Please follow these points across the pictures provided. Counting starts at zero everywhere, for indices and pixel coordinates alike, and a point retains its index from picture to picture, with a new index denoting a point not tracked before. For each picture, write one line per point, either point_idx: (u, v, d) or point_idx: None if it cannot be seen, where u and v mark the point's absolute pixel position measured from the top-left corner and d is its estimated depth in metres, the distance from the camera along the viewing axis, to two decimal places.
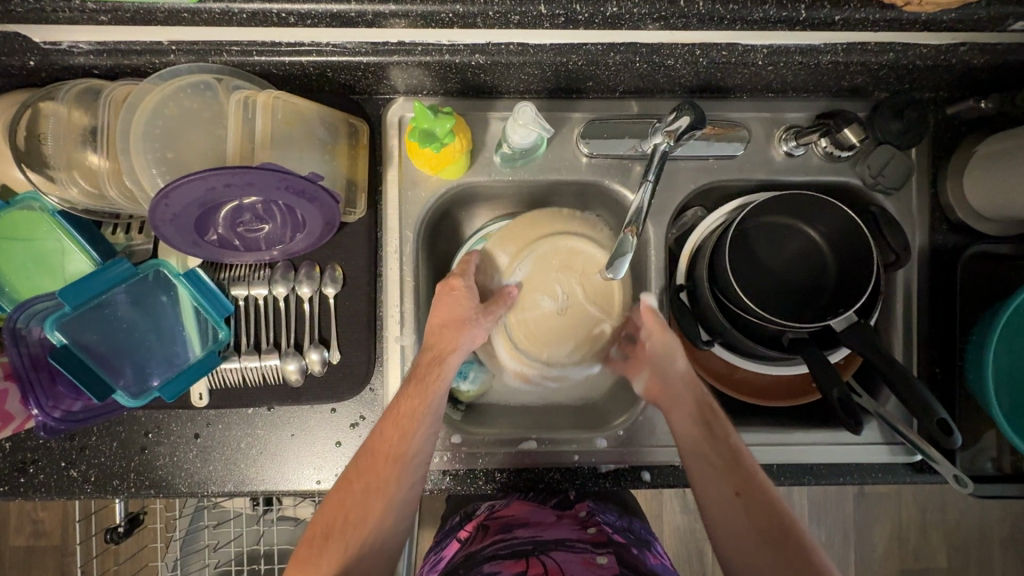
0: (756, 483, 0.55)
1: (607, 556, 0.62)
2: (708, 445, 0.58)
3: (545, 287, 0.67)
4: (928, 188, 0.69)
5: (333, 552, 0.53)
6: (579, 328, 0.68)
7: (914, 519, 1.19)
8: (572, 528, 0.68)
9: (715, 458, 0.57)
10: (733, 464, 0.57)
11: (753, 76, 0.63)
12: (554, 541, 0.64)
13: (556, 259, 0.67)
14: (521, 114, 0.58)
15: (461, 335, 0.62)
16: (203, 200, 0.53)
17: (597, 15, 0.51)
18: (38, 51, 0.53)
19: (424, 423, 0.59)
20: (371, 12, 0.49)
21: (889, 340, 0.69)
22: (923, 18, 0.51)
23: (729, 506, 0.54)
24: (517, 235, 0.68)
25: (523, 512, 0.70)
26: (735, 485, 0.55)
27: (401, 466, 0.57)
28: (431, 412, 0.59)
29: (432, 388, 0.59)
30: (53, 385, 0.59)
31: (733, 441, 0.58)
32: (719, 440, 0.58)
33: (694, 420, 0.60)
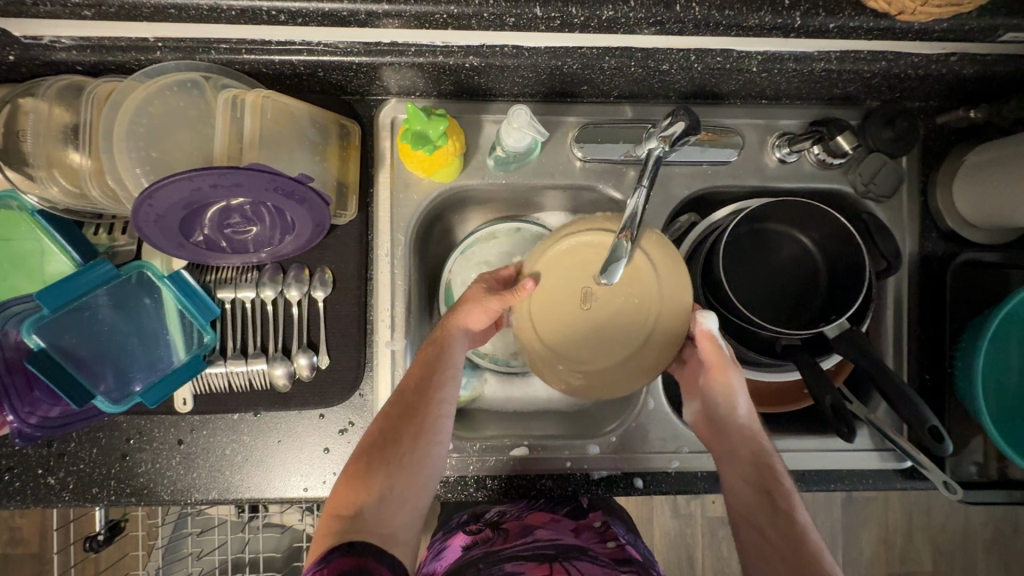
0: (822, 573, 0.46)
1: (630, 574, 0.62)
2: (765, 518, 0.50)
3: (568, 289, 0.54)
4: (919, 196, 0.70)
5: (376, 476, 0.50)
6: (618, 344, 0.54)
7: (901, 524, 1.20)
8: (592, 539, 0.67)
9: (765, 525, 0.50)
10: (790, 542, 0.48)
11: (747, 83, 0.63)
12: (577, 550, 0.64)
13: (581, 256, 0.54)
14: (518, 119, 0.57)
15: (462, 309, 0.57)
16: (189, 201, 0.51)
17: (592, 19, 0.50)
18: (19, 46, 0.52)
19: (450, 370, 0.56)
20: (364, 11, 0.48)
21: (879, 347, 0.69)
22: (916, 28, 0.51)
23: None
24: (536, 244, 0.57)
25: (545, 519, 0.69)
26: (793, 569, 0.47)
27: (433, 399, 0.54)
28: (452, 358, 0.56)
29: (454, 339, 0.57)
30: (29, 391, 0.57)
31: (799, 520, 0.50)
32: (779, 514, 0.50)
33: (753, 488, 0.52)
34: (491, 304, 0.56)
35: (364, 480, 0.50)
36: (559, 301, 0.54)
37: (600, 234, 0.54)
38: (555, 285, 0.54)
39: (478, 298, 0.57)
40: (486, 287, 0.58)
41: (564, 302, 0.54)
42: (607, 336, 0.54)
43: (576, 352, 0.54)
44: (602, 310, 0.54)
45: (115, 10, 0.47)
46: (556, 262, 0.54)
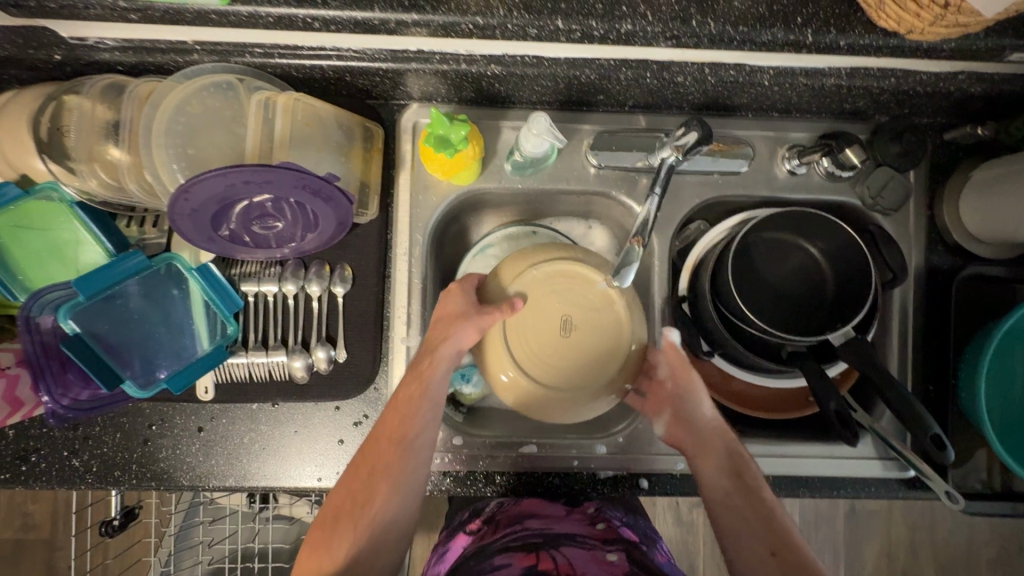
0: (792, 542, 0.51)
1: (617, 554, 0.60)
2: (741, 500, 0.54)
3: (548, 314, 0.57)
4: (926, 210, 0.71)
5: (342, 533, 0.53)
6: (565, 370, 0.58)
7: (904, 537, 1.20)
8: (582, 523, 0.65)
9: (747, 516, 0.53)
10: (766, 522, 0.53)
11: (759, 96, 0.65)
12: (565, 536, 0.61)
13: (567, 285, 0.58)
14: (536, 124, 0.59)
15: (452, 324, 0.57)
16: (222, 196, 0.54)
17: (612, 31, 0.52)
18: (65, 46, 0.55)
19: (424, 410, 0.57)
20: (394, 20, 0.51)
21: (884, 358, 0.70)
22: (924, 46, 0.53)
23: (763, 565, 0.50)
24: (508, 263, 0.60)
25: (537, 506, 0.68)
26: (770, 545, 0.51)
27: (405, 449, 0.56)
28: (430, 398, 0.57)
29: (432, 373, 0.57)
30: (63, 373, 0.59)
31: (765, 496, 0.55)
32: (753, 495, 0.54)
33: (728, 476, 0.56)
34: (479, 319, 0.56)
35: (328, 544, 0.53)
36: (537, 322, 0.57)
37: (572, 265, 0.58)
38: (536, 305, 0.57)
39: (467, 317, 0.57)
40: (469, 304, 0.58)
41: (542, 325, 0.57)
42: (575, 360, 0.58)
43: (539, 369, 0.57)
44: (577, 337, 0.58)
45: (161, 14, 0.50)
46: (540, 288, 0.58)
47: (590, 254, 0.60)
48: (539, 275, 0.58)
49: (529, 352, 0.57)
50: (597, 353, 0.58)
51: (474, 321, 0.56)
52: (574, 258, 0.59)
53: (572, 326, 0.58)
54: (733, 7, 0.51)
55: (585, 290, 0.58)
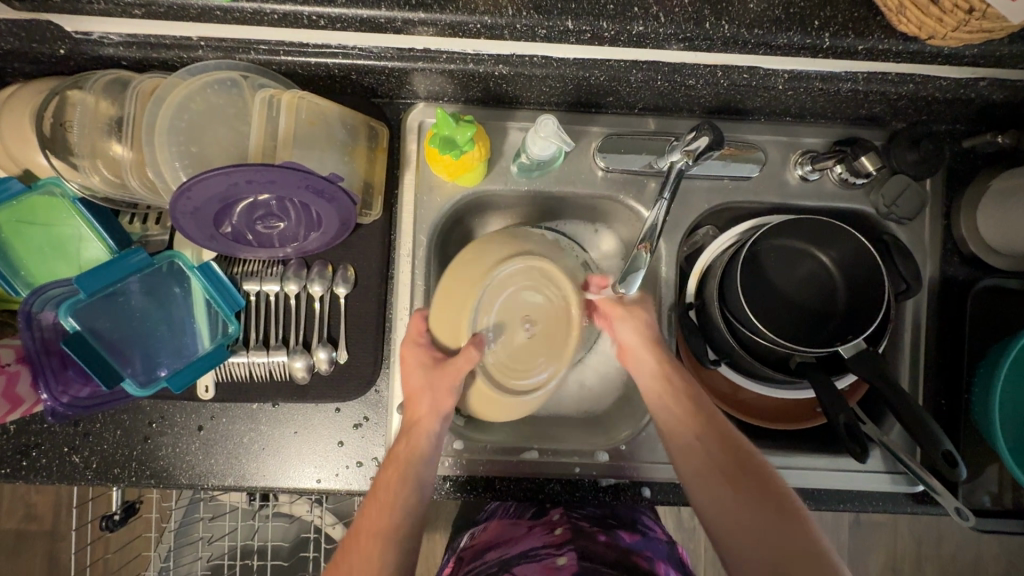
0: (715, 425, 0.60)
1: (567, 556, 0.59)
2: (671, 398, 0.62)
3: (507, 319, 0.61)
4: (942, 219, 0.69)
5: None
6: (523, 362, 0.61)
7: (910, 550, 1.18)
8: (541, 533, 0.64)
9: (681, 416, 0.61)
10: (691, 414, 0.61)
11: (772, 100, 0.64)
12: (519, 556, 0.60)
13: (520, 282, 0.60)
14: (542, 126, 0.58)
15: (421, 402, 0.60)
16: (223, 195, 0.53)
17: (623, 33, 0.51)
18: (69, 40, 0.54)
19: (406, 491, 0.57)
20: (401, 18, 0.50)
21: (896, 370, 0.69)
22: (945, 52, 0.51)
23: (691, 448, 0.59)
24: (445, 309, 0.60)
25: (497, 534, 0.67)
26: (695, 430, 0.60)
27: (381, 539, 0.55)
28: (405, 483, 0.58)
29: (408, 451, 0.59)
30: (63, 370, 0.59)
31: (691, 386, 0.63)
32: (679, 390, 0.62)
33: (659, 379, 0.63)
34: (443, 382, 0.58)
35: None
36: (497, 330, 0.61)
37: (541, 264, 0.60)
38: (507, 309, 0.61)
39: (435, 383, 0.59)
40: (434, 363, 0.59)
41: (506, 331, 0.61)
42: (543, 352, 0.62)
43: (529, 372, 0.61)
44: (540, 334, 0.62)
45: (165, 10, 0.49)
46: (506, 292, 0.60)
47: (514, 236, 0.62)
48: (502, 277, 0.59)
49: (509, 361, 0.61)
50: (559, 322, 0.62)
51: (440, 386, 0.58)
52: (506, 256, 0.60)
53: (533, 325, 0.62)
54: (749, 9, 0.50)
55: (525, 279, 0.60)
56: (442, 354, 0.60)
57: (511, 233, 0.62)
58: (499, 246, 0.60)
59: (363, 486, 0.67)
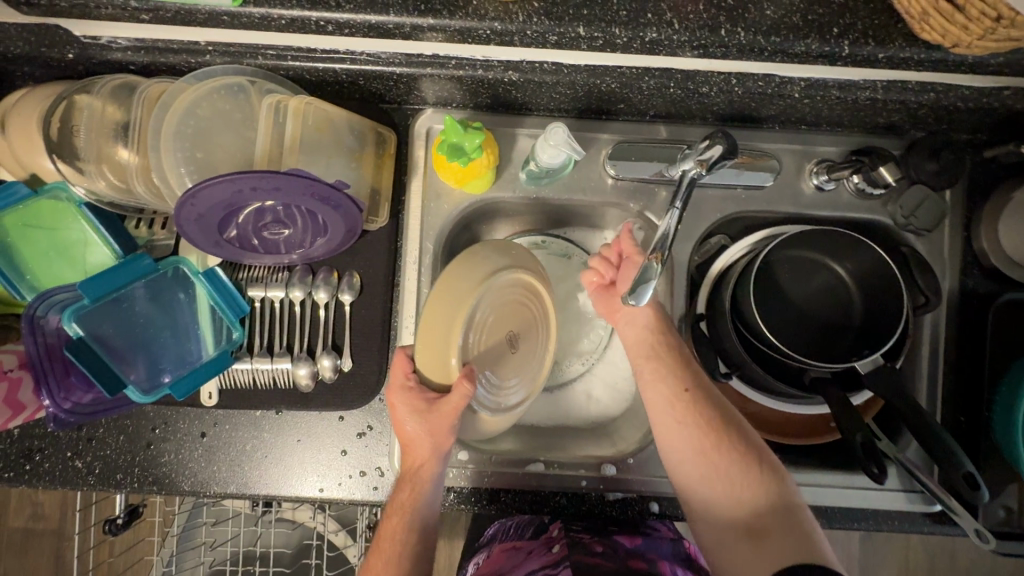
0: (701, 381, 0.61)
1: None
2: (663, 348, 0.61)
3: (495, 338, 0.60)
4: (962, 231, 0.67)
5: None
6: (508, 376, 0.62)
7: (924, 568, 1.16)
8: (539, 554, 0.62)
9: (671, 367, 0.60)
10: (678, 366, 0.61)
11: (787, 108, 0.62)
12: None
13: (509, 293, 0.60)
14: (554, 136, 0.57)
15: (416, 449, 0.56)
16: (229, 203, 0.52)
17: (635, 40, 0.50)
18: (78, 45, 0.54)
19: (411, 540, 0.56)
20: (409, 24, 0.49)
21: (913, 385, 0.67)
22: (969, 61, 0.49)
23: (679, 398, 0.59)
24: (430, 345, 0.54)
25: (499, 561, 0.64)
26: (684, 381, 0.60)
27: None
28: (411, 537, 0.56)
29: (410, 497, 0.57)
30: (66, 377, 0.58)
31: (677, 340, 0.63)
32: (670, 342, 0.62)
33: (647, 329, 0.62)
34: (439, 423, 0.54)
35: None
36: (482, 352, 0.59)
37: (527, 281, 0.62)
38: (498, 324, 0.60)
39: (428, 423, 0.54)
40: (427, 402, 0.55)
41: (497, 349, 0.60)
42: (523, 367, 0.63)
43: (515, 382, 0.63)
44: (522, 348, 0.63)
45: (172, 15, 0.49)
46: (497, 310, 0.59)
47: (486, 257, 0.58)
48: (488, 289, 0.57)
49: (499, 378, 0.61)
50: (537, 330, 0.65)
51: (439, 428, 0.54)
52: (482, 280, 0.56)
53: (516, 337, 0.62)
54: (766, 15, 0.49)
55: (506, 293, 0.60)
56: (435, 394, 0.55)
57: (483, 252, 0.58)
58: (475, 268, 0.56)
59: (365, 496, 0.66)
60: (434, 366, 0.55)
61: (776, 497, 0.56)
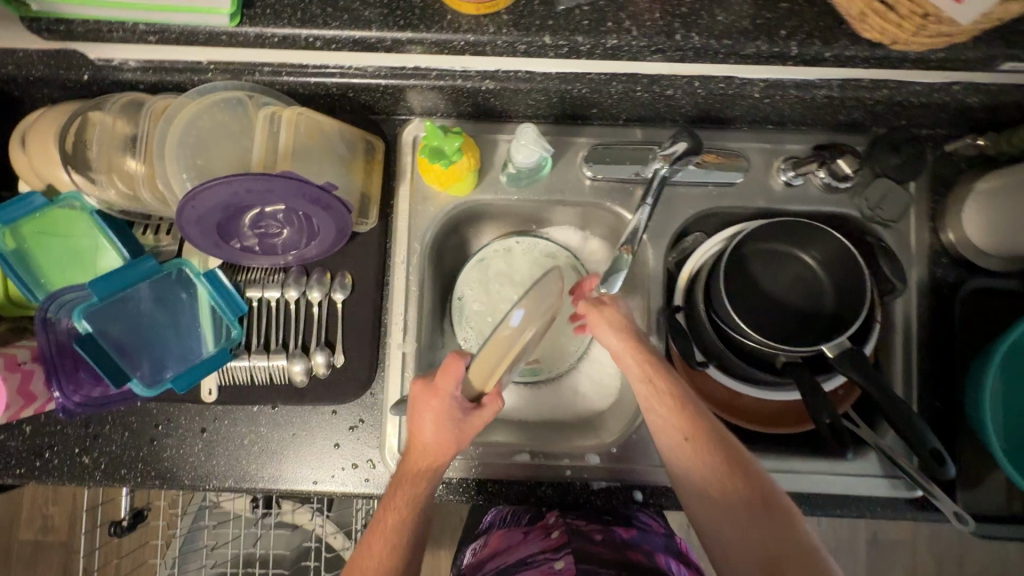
0: (703, 428, 0.55)
1: (563, 560, 0.59)
2: (658, 400, 0.56)
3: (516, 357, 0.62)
4: (928, 222, 0.70)
5: None
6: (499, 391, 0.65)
7: (931, 568, 1.18)
8: (538, 540, 0.64)
9: (669, 418, 0.56)
10: (677, 414, 0.55)
11: (751, 109, 0.66)
12: (517, 564, 0.62)
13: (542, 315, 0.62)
14: (525, 134, 0.61)
15: (429, 454, 0.56)
16: (227, 204, 0.56)
17: (598, 46, 0.54)
18: (93, 67, 0.60)
19: (407, 533, 0.55)
20: (390, 38, 0.53)
21: (889, 373, 0.69)
22: (911, 57, 0.53)
23: (680, 451, 0.55)
24: (488, 357, 0.55)
25: (497, 544, 0.68)
26: (684, 433, 0.55)
27: None
28: (404, 537, 0.55)
29: (412, 501, 0.56)
30: (75, 372, 0.62)
31: (677, 380, 0.57)
32: (664, 390, 0.56)
33: (644, 377, 0.57)
34: (467, 435, 0.56)
35: None
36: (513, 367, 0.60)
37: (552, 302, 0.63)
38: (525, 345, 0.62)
39: (457, 434, 0.55)
40: (463, 411, 0.55)
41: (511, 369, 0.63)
42: None
43: None
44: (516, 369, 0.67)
45: (176, 36, 0.54)
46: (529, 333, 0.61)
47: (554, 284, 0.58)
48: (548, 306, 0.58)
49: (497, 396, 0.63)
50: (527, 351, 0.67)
51: (467, 436, 0.56)
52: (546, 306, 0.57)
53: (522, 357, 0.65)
54: (718, 21, 0.53)
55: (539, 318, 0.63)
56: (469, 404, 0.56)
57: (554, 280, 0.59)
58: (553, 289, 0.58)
59: (357, 488, 0.68)
60: (482, 380, 0.56)
61: (791, 537, 0.51)
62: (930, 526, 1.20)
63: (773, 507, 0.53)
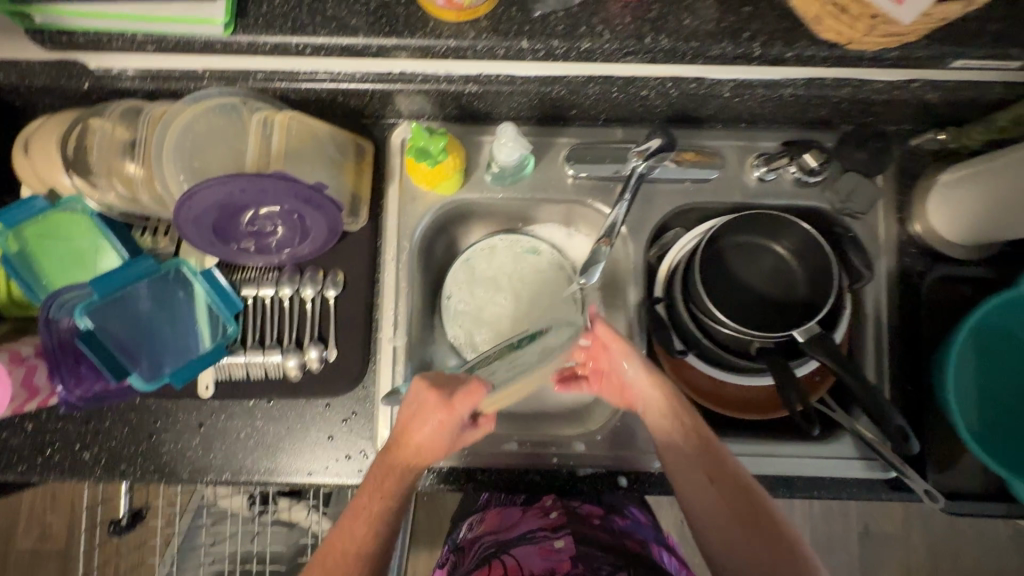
0: (726, 467, 0.58)
1: (563, 539, 0.66)
2: (682, 438, 0.60)
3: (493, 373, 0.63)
4: (896, 214, 0.73)
5: None
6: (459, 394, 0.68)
7: (920, 558, 1.20)
8: (537, 518, 0.71)
9: (692, 456, 0.59)
10: (699, 452, 0.59)
11: (723, 108, 0.69)
12: (517, 538, 0.68)
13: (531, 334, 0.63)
14: (505, 134, 0.64)
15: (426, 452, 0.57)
16: (222, 204, 0.59)
17: (572, 49, 0.57)
18: (93, 76, 0.63)
19: (385, 515, 0.57)
20: (376, 44, 0.57)
21: (861, 359, 0.71)
22: (867, 56, 0.56)
23: (702, 489, 0.57)
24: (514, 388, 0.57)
25: (495, 521, 0.73)
26: (707, 471, 0.58)
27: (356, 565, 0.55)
28: (381, 515, 0.57)
29: (391, 489, 0.57)
30: (77, 366, 0.64)
31: (700, 422, 0.61)
32: (688, 429, 0.60)
33: (666, 416, 0.61)
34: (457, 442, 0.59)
35: None
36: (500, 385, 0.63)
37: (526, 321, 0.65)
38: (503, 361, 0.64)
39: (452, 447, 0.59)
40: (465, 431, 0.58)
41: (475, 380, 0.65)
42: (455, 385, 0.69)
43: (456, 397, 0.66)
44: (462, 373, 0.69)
45: (172, 46, 0.57)
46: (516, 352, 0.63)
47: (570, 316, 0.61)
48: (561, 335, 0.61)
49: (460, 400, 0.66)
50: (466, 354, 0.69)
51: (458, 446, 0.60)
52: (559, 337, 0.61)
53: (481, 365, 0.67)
54: (686, 24, 0.56)
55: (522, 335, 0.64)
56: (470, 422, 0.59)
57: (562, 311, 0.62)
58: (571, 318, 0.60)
59: (351, 478, 0.70)
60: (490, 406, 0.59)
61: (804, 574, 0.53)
62: (919, 518, 1.22)
63: (790, 548, 0.54)
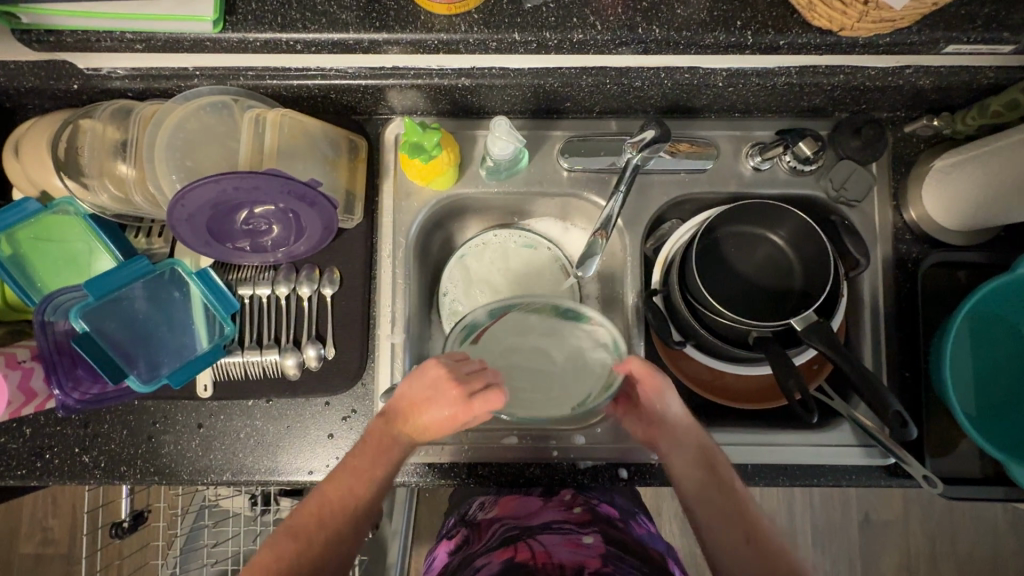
0: (763, 529, 0.56)
1: (591, 535, 0.65)
2: (717, 493, 0.58)
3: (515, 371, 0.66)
4: (891, 201, 0.73)
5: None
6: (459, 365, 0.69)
7: (920, 544, 1.21)
8: (560, 511, 0.71)
9: (727, 513, 0.57)
10: (735, 509, 0.57)
11: (716, 98, 0.69)
12: (540, 526, 0.67)
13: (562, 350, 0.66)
14: (498, 128, 0.64)
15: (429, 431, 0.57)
16: (214, 201, 0.59)
17: (565, 41, 0.57)
18: (82, 76, 0.62)
19: (382, 474, 0.57)
20: (368, 39, 0.56)
21: (858, 347, 0.72)
22: (860, 42, 0.56)
23: (740, 550, 0.55)
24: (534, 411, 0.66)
25: (512, 507, 0.73)
26: (746, 533, 0.56)
27: (355, 518, 0.55)
28: (377, 472, 0.57)
29: (387, 454, 0.57)
30: (73, 369, 0.64)
31: (736, 482, 0.60)
32: (725, 484, 0.59)
33: (700, 468, 0.60)
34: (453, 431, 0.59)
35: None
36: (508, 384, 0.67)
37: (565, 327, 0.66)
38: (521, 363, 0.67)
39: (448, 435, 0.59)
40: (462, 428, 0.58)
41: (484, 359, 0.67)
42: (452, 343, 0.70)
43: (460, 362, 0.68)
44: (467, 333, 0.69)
45: (162, 44, 0.56)
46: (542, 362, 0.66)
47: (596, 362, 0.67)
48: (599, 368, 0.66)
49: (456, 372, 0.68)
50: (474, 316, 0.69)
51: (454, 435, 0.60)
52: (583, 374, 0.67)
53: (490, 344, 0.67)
54: (677, 14, 0.56)
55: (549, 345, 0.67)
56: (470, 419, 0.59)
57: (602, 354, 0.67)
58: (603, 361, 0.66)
59: None
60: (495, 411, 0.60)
61: None
62: (919, 505, 1.23)
63: None
